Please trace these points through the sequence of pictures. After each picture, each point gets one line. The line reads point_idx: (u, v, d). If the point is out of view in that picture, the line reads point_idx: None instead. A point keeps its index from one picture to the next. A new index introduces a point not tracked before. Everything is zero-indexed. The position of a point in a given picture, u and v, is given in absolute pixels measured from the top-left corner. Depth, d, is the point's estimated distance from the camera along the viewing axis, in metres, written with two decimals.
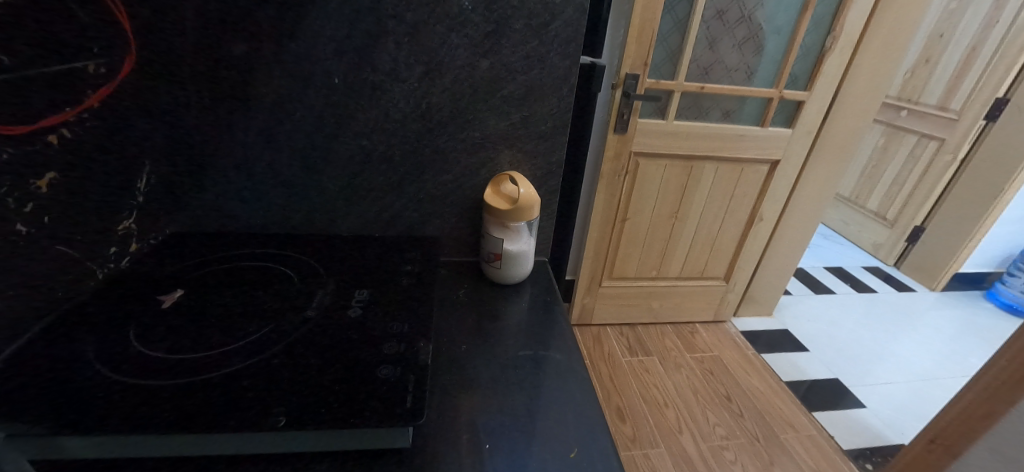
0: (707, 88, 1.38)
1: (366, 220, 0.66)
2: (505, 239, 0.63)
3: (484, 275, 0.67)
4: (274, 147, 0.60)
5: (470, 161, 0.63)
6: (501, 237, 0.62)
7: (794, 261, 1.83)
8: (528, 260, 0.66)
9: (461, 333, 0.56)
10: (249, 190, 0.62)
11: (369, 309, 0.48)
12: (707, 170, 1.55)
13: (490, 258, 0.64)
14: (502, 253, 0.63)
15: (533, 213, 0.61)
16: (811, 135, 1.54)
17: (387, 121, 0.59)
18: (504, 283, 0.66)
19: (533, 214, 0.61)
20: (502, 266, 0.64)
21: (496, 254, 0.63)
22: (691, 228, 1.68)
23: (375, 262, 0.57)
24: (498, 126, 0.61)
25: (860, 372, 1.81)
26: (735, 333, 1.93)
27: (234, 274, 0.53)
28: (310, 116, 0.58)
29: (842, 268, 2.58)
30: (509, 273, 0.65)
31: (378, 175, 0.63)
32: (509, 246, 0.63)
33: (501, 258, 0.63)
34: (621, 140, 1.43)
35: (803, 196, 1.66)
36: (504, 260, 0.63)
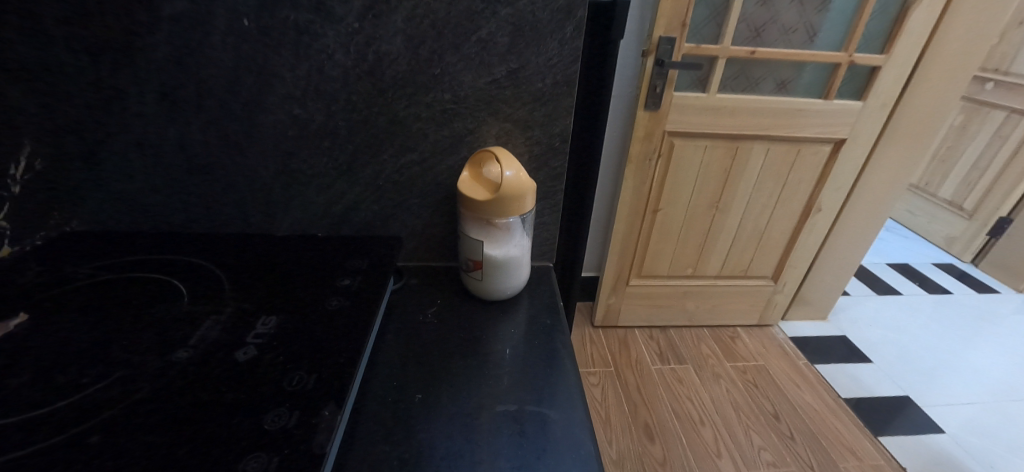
0: (759, 53, 1.15)
1: (311, 215, 0.51)
2: (485, 243, 0.46)
3: (465, 288, 0.51)
4: (181, 119, 0.45)
5: (441, 134, 0.46)
6: (479, 241, 0.46)
7: (856, 258, 1.57)
8: (523, 267, 0.49)
9: (418, 376, 0.40)
10: (160, 178, 0.48)
11: (267, 349, 0.33)
12: (755, 152, 1.32)
13: (469, 268, 0.48)
14: (482, 261, 0.47)
15: (521, 207, 0.44)
16: (887, 109, 1.28)
17: (322, 79, 0.43)
18: (492, 299, 0.50)
19: (523, 208, 0.44)
20: (485, 279, 0.48)
21: (474, 262, 0.47)
22: (734, 220, 1.46)
23: (305, 274, 0.42)
24: (476, 84, 0.44)
25: (935, 389, 1.54)
26: (784, 339, 1.70)
27: (109, 290, 0.39)
28: (221, 76, 0.43)
29: (909, 264, 2.26)
30: (497, 288, 0.48)
31: (320, 155, 0.47)
32: (491, 253, 0.46)
33: (481, 267, 0.47)
34: (653, 118, 1.22)
35: (871, 182, 1.40)
36: (487, 271, 0.47)
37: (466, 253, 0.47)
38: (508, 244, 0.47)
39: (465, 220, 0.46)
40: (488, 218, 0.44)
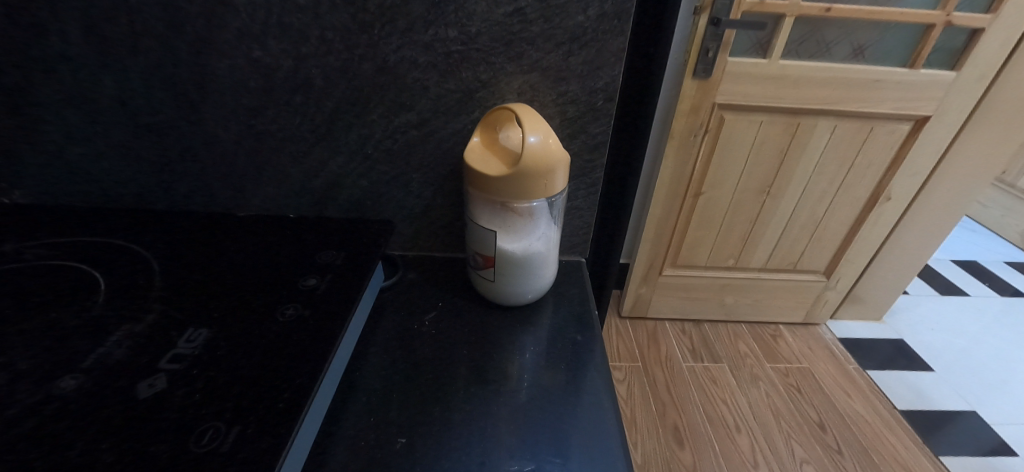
0: (836, 10, 0.97)
1: (286, 191, 0.41)
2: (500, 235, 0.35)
3: (475, 287, 0.41)
4: (116, 66, 0.35)
5: (447, 88, 0.35)
6: (492, 231, 0.35)
7: (926, 254, 1.39)
8: (548, 264, 0.38)
9: (402, 414, 0.30)
10: (101, 143, 0.39)
11: (183, 381, 0.23)
12: (819, 129, 1.15)
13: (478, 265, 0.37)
14: (496, 257, 0.36)
15: (551, 186, 0.32)
16: (986, 80, 1.08)
17: (287, 9, 0.32)
18: (507, 303, 0.39)
19: (552, 189, 0.32)
20: (499, 280, 0.37)
21: (485, 258, 0.36)
22: (787, 207, 1.29)
23: (263, 267, 0.32)
24: (492, 18, 0.32)
25: (1009, 404, 1.36)
26: (832, 340, 1.54)
27: (14, 280, 0.31)
28: (158, 5, 0.32)
29: (977, 263, 2.02)
30: (514, 291, 0.38)
31: (292, 115, 0.37)
32: (508, 246, 0.36)
33: (495, 265, 0.36)
34: (703, 88, 1.07)
35: (955, 167, 1.21)
36: (502, 269, 0.36)
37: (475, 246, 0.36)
38: (530, 236, 0.36)
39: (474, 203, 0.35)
40: (504, 202, 0.33)
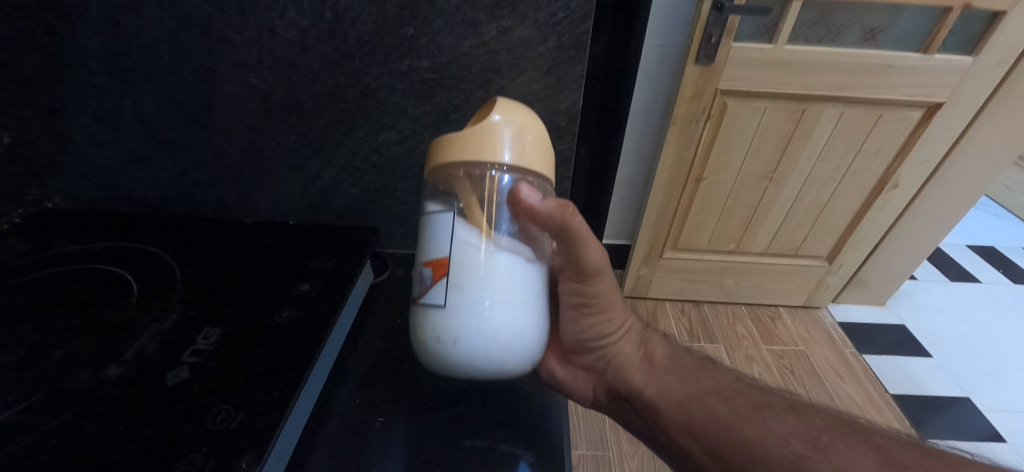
0: None
1: (287, 198, 0.45)
2: (442, 232, 0.29)
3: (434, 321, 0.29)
4: (134, 89, 0.40)
5: (422, 111, 0.39)
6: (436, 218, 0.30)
7: (933, 241, 1.38)
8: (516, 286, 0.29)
9: (383, 395, 0.35)
10: (125, 155, 0.44)
11: (201, 372, 0.29)
12: (825, 116, 1.13)
13: (419, 299, 0.30)
14: (453, 260, 0.28)
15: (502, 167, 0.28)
16: (1006, 66, 1.04)
17: (276, 43, 0.36)
18: (457, 370, 0.29)
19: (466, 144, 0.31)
20: (456, 309, 0.28)
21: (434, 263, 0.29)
22: (790, 192, 1.29)
23: (266, 273, 0.38)
24: (460, 48, 0.35)
25: (1001, 391, 1.38)
26: (832, 323, 1.56)
27: (61, 286, 0.36)
28: (166, 40, 0.36)
29: (994, 249, 2.01)
30: (476, 334, 0.28)
31: (289, 133, 0.41)
32: (456, 246, 0.28)
33: (448, 280, 0.28)
34: (706, 73, 1.06)
35: (967, 157, 1.19)
36: (461, 284, 0.28)
37: (417, 260, 0.31)
38: (496, 234, 0.29)
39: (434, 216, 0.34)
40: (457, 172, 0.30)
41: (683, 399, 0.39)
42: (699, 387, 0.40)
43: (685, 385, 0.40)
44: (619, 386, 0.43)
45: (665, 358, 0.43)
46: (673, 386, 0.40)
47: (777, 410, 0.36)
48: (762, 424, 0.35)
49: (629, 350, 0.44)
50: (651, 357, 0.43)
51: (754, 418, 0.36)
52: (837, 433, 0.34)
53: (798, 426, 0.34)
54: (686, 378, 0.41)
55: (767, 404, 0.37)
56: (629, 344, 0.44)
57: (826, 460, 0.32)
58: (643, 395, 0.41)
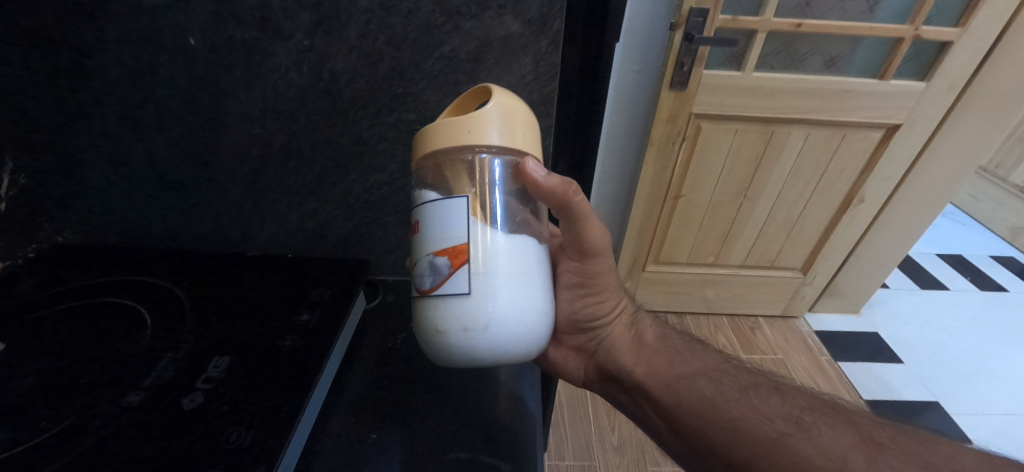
0: (806, 25, 1.02)
1: (285, 231, 0.49)
2: (455, 219, 0.31)
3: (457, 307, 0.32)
4: (146, 137, 0.43)
5: (410, 155, 0.43)
6: (445, 206, 0.32)
7: (900, 252, 1.46)
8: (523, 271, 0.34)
9: (375, 413, 0.39)
10: (134, 195, 0.47)
11: (215, 397, 0.33)
12: (792, 138, 1.21)
13: (434, 287, 0.32)
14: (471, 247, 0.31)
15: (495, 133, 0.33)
16: (955, 91, 1.13)
17: (278, 98, 0.40)
18: (482, 351, 0.32)
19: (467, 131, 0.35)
20: (485, 294, 0.31)
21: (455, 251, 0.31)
22: (764, 208, 1.36)
23: (269, 304, 0.42)
24: (443, 103, 0.40)
25: (968, 394, 1.45)
26: (808, 332, 1.62)
27: (79, 320, 0.40)
28: (178, 96, 0.41)
29: (961, 256, 2.11)
30: (506, 315, 0.32)
31: (288, 175, 0.45)
32: (473, 233, 0.31)
33: (468, 265, 0.31)
34: (680, 98, 1.13)
35: (925, 174, 1.27)
36: (480, 270, 0.31)
37: (424, 250, 0.32)
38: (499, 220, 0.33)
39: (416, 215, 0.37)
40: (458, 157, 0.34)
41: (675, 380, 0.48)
42: (689, 369, 0.48)
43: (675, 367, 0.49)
44: (613, 365, 0.52)
45: (654, 343, 0.52)
46: (665, 368, 0.49)
47: (759, 395, 0.44)
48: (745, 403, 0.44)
49: (622, 333, 0.52)
50: (642, 339, 0.52)
51: (740, 396, 0.44)
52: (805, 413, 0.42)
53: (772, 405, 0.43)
54: (674, 361, 0.50)
55: (753, 386, 0.46)
56: (622, 328, 0.53)
57: (798, 432, 0.40)
58: (636, 373, 0.50)
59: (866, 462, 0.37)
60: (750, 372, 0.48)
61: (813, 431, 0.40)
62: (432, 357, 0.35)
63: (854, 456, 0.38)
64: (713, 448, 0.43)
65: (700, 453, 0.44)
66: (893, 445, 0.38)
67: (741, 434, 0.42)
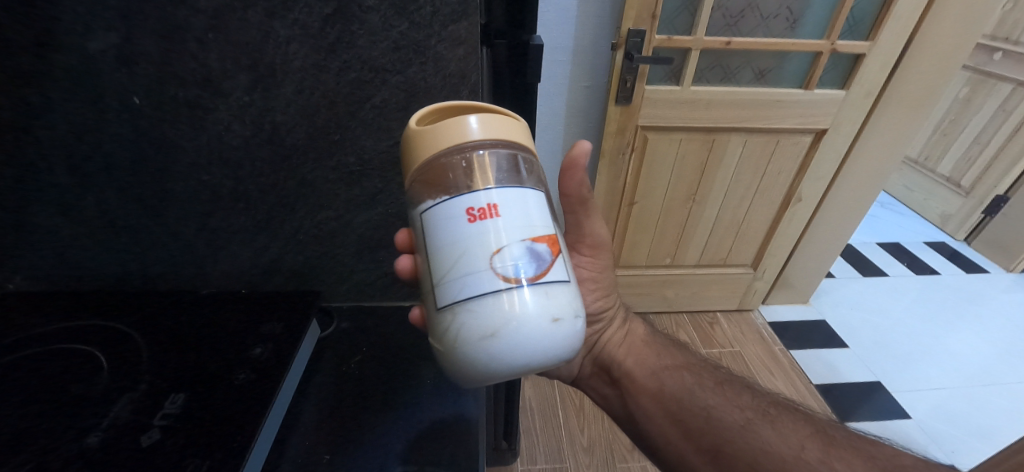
0: (734, 43, 1.11)
1: (238, 268, 0.52)
2: (541, 208, 0.34)
3: (562, 292, 0.33)
4: (94, 187, 0.45)
5: (353, 193, 0.47)
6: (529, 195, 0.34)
7: (838, 244, 1.57)
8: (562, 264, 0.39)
9: (331, 434, 0.42)
10: (83, 243, 0.49)
11: (172, 433, 0.36)
12: (732, 144, 1.30)
13: (538, 274, 0.32)
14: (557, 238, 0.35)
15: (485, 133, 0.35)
16: (872, 97, 1.24)
17: (224, 148, 0.43)
18: (576, 336, 0.34)
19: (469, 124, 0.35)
20: (572, 282, 0.35)
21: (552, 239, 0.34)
22: (712, 210, 1.45)
23: (223, 341, 0.45)
24: (378, 147, 0.44)
25: (906, 372, 1.58)
26: (762, 324, 1.72)
27: (33, 366, 0.41)
28: (125, 149, 0.43)
29: (899, 244, 2.29)
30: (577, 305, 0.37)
31: (237, 215, 0.48)
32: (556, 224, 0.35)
33: (559, 253, 0.35)
34: (625, 113, 1.20)
35: (853, 173, 1.38)
36: (564, 257, 0.35)
37: (518, 235, 0.32)
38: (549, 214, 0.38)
39: (442, 207, 0.33)
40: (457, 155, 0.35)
41: (657, 370, 0.59)
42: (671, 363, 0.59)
43: (658, 359, 0.60)
44: (607, 354, 0.63)
45: (644, 341, 0.63)
46: (649, 361, 0.60)
47: (730, 388, 0.55)
48: (716, 393, 0.54)
49: (615, 330, 0.64)
50: (632, 333, 0.64)
51: (715, 388, 0.55)
52: (765, 405, 0.52)
53: (742, 398, 0.53)
54: (661, 356, 0.60)
55: (728, 381, 0.56)
56: (616, 326, 0.65)
57: (764, 420, 0.50)
58: (625, 362, 0.61)
59: (816, 448, 0.47)
60: (723, 371, 0.58)
61: (775, 422, 0.50)
62: (516, 356, 0.32)
63: (810, 446, 0.47)
64: (687, 427, 0.53)
65: (674, 431, 0.53)
66: (844, 440, 0.48)
67: (714, 417, 0.51)
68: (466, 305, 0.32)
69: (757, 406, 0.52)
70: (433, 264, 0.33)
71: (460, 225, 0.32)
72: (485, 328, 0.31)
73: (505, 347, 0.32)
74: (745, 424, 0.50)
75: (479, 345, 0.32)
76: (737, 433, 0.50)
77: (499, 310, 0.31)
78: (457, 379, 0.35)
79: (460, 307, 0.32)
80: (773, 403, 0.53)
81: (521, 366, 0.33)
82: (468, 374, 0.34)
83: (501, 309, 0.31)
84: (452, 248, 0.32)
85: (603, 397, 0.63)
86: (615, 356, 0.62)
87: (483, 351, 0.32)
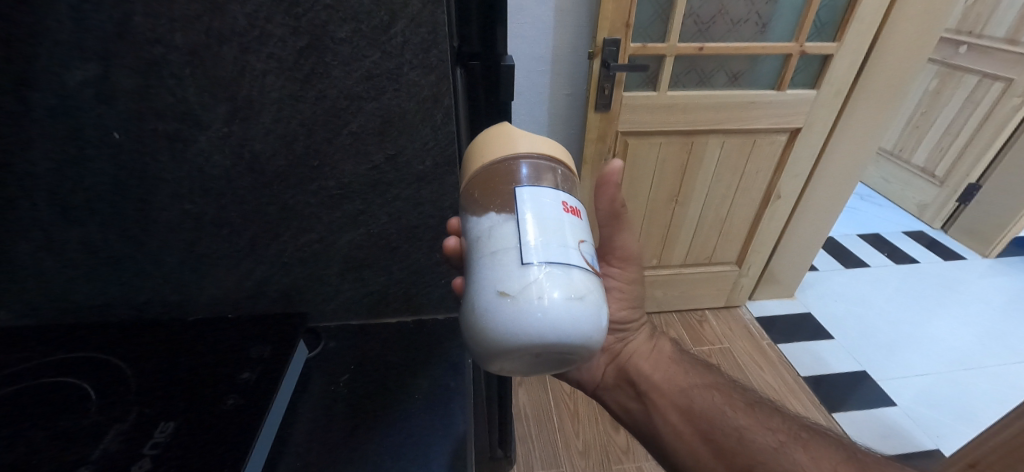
0: (707, 49, 1.14)
1: (224, 293, 0.52)
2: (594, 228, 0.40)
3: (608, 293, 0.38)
4: (76, 221, 0.45)
5: (334, 216, 0.48)
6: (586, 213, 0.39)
7: (819, 238, 1.61)
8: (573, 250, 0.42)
9: (321, 455, 0.43)
10: (66, 277, 0.49)
11: (162, 461, 0.36)
12: (710, 146, 1.33)
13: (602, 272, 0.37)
14: None
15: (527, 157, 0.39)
16: (842, 95, 1.28)
17: (205, 178, 0.44)
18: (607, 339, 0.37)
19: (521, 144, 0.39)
20: None
21: None
22: (695, 210, 1.48)
23: (211, 366, 0.45)
24: (358, 171, 0.45)
25: (891, 361, 1.62)
26: (750, 319, 1.75)
27: (20, 401, 0.42)
28: (108, 183, 0.43)
29: (879, 234, 2.35)
30: None
31: (221, 242, 0.49)
32: None
33: None
34: (605, 119, 1.23)
35: (829, 169, 1.42)
36: None
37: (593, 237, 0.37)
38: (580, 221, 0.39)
39: (540, 189, 0.37)
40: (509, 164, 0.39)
41: (686, 388, 0.59)
42: (699, 381, 0.60)
43: (686, 376, 0.61)
44: (633, 367, 0.64)
45: (672, 359, 0.65)
46: (677, 378, 0.61)
47: (759, 410, 0.55)
48: (745, 414, 0.54)
49: (642, 343, 0.67)
50: (660, 350, 0.66)
51: (745, 409, 0.55)
52: (796, 428, 0.52)
53: (772, 420, 0.53)
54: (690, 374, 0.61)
55: (758, 403, 0.56)
56: (643, 338, 0.67)
57: (797, 443, 0.50)
58: (652, 377, 0.62)
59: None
60: (752, 394, 0.59)
61: (808, 446, 0.50)
62: (580, 331, 0.33)
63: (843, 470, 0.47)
64: (717, 445, 0.53)
65: (704, 448, 0.54)
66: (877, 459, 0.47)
67: (745, 438, 0.52)
68: (558, 267, 0.33)
69: (789, 429, 0.52)
70: (531, 225, 0.34)
71: (556, 208, 0.35)
72: (568, 292, 0.32)
73: (579, 314, 0.32)
74: (779, 446, 0.50)
75: (561, 305, 0.32)
76: (770, 454, 0.50)
77: (580, 283, 0.33)
78: (511, 338, 0.32)
79: (553, 267, 0.33)
80: (804, 426, 0.53)
81: (583, 339, 0.33)
82: (530, 335, 0.32)
83: (585, 281, 0.34)
84: (550, 220, 0.35)
85: (627, 409, 0.63)
86: (641, 369, 0.64)
87: (559, 311, 0.32)
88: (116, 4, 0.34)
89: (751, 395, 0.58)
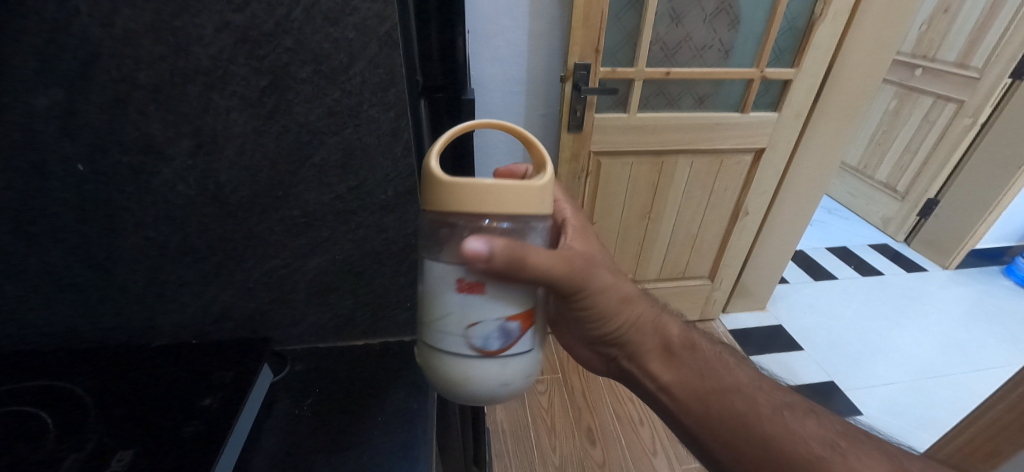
0: (673, 73, 1.20)
1: (188, 318, 0.53)
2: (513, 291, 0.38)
3: (520, 361, 0.41)
4: (36, 250, 0.45)
5: (299, 243, 0.50)
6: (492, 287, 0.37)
7: (786, 253, 1.67)
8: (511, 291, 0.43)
9: None
10: (25, 305, 0.49)
11: None
12: (679, 165, 1.38)
13: (503, 347, 0.39)
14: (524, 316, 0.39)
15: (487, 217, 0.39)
16: (801, 117, 1.34)
17: (169, 207, 0.45)
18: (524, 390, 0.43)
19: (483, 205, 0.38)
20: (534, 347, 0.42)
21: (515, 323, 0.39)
22: (667, 226, 1.53)
23: (172, 392, 0.46)
24: (322, 200, 0.47)
25: (858, 371, 1.68)
26: (723, 332, 1.80)
27: None
28: (70, 213, 0.44)
29: (846, 247, 2.44)
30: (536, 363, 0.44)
31: (186, 268, 0.49)
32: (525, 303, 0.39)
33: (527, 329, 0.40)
34: (577, 139, 1.27)
35: (793, 186, 1.49)
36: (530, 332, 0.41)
37: (491, 316, 0.38)
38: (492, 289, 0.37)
39: (440, 269, 0.38)
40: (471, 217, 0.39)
41: (704, 393, 0.56)
42: (717, 381, 0.56)
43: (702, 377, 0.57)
44: (642, 369, 0.60)
45: (685, 352, 0.60)
46: (694, 381, 0.57)
47: (789, 417, 0.52)
48: (774, 424, 0.51)
49: (649, 341, 0.60)
50: (669, 346, 0.60)
51: (775, 418, 0.52)
52: (829, 436, 0.50)
53: (800, 428, 0.51)
54: (704, 375, 0.57)
55: (787, 406, 0.53)
56: (650, 338, 0.60)
57: (836, 456, 0.48)
58: (661, 379, 0.59)
59: None
60: (776, 390, 0.55)
61: (847, 457, 0.48)
62: (472, 398, 0.42)
63: None
64: (738, 454, 0.51)
65: (725, 456, 0.53)
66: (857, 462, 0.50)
67: (772, 450, 0.50)
68: (439, 352, 0.40)
69: (821, 438, 0.50)
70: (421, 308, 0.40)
71: (446, 290, 0.38)
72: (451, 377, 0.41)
73: (464, 392, 0.42)
74: (814, 459, 0.48)
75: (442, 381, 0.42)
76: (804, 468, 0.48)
77: (462, 369, 0.40)
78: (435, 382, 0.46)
79: (437, 354, 0.40)
80: (838, 432, 0.51)
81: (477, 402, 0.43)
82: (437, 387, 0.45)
83: (464, 366, 0.40)
84: (439, 304, 0.38)
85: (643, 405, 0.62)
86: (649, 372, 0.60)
87: (447, 386, 0.42)
88: (80, 45, 0.36)
89: (775, 394, 0.55)
